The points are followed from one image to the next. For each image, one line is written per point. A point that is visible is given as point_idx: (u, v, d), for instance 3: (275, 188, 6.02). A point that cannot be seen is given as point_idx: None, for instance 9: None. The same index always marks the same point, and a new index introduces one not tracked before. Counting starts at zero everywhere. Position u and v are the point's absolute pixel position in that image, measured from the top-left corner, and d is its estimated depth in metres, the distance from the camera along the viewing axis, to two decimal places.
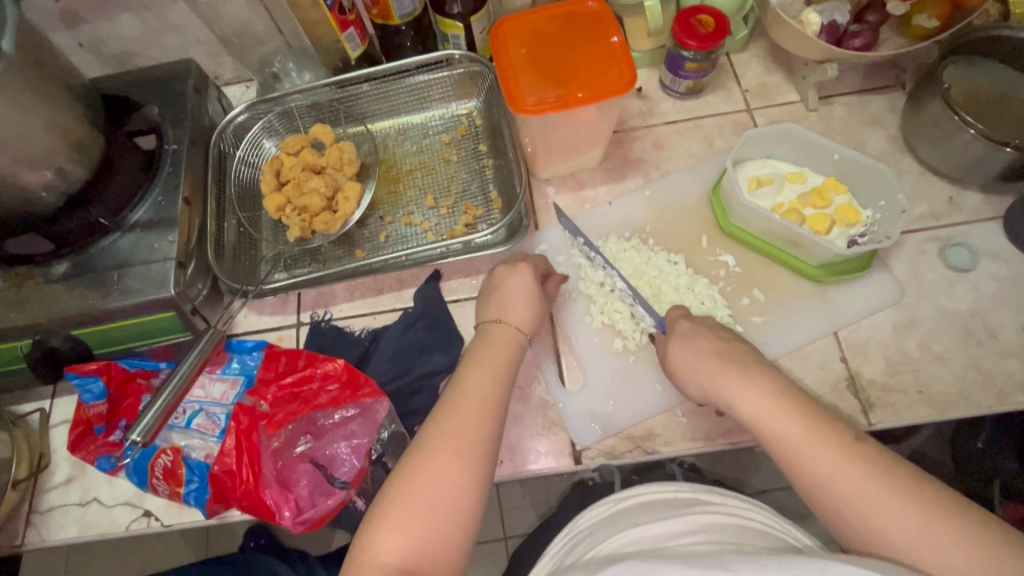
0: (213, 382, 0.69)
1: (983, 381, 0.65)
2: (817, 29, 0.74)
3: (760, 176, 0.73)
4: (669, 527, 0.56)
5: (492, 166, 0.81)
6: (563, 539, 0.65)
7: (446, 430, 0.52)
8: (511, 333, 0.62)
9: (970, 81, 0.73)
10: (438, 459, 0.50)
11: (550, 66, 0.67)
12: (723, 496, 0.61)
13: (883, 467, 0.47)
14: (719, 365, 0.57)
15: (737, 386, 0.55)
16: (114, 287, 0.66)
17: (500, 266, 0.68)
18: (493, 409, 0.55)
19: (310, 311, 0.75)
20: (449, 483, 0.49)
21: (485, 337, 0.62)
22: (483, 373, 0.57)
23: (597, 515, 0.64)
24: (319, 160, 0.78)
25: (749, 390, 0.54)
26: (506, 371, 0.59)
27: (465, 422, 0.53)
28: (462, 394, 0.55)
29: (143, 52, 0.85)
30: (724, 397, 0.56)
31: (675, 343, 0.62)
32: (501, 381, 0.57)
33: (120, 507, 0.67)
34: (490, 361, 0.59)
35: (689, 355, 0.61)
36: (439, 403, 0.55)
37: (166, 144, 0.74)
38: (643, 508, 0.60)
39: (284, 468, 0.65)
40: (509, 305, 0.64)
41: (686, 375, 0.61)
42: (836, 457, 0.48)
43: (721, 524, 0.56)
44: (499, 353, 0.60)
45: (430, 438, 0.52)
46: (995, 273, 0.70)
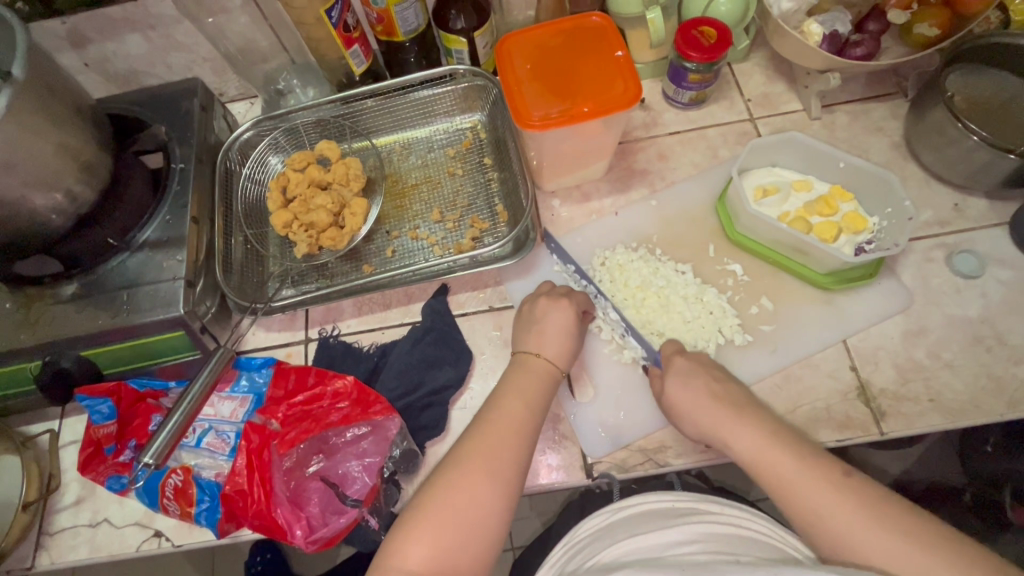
0: (222, 401, 0.70)
1: (994, 387, 0.65)
2: (818, 39, 0.74)
3: (766, 185, 0.73)
4: (666, 537, 0.56)
5: (497, 178, 0.82)
6: (562, 548, 0.65)
7: (481, 449, 0.53)
8: (546, 367, 0.62)
9: (972, 88, 0.73)
10: (472, 476, 0.51)
11: (555, 81, 0.67)
12: (721, 505, 0.61)
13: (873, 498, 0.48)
14: (717, 410, 0.58)
15: (734, 422, 0.57)
16: (124, 306, 0.66)
17: (540, 299, 0.67)
18: (525, 436, 0.55)
19: (318, 327, 0.76)
20: (479, 501, 0.50)
21: (520, 368, 0.62)
22: (517, 399, 0.58)
23: (596, 526, 0.64)
24: (324, 176, 0.78)
25: (745, 430, 0.56)
26: (537, 400, 0.59)
27: (500, 444, 0.54)
28: (497, 416, 0.56)
29: (148, 70, 0.85)
30: (720, 437, 0.57)
31: (672, 381, 0.62)
32: (533, 410, 0.58)
33: (130, 527, 0.67)
34: (523, 390, 0.59)
35: (689, 395, 0.61)
36: (475, 422, 0.56)
37: (173, 163, 0.74)
38: (640, 519, 0.60)
39: (297, 487, 0.64)
40: (547, 339, 0.64)
41: (685, 416, 0.61)
42: (829, 494, 0.49)
43: (718, 534, 0.55)
44: (531, 383, 0.60)
45: (465, 454, 0.53)
46: (1002, 278, 0.70)
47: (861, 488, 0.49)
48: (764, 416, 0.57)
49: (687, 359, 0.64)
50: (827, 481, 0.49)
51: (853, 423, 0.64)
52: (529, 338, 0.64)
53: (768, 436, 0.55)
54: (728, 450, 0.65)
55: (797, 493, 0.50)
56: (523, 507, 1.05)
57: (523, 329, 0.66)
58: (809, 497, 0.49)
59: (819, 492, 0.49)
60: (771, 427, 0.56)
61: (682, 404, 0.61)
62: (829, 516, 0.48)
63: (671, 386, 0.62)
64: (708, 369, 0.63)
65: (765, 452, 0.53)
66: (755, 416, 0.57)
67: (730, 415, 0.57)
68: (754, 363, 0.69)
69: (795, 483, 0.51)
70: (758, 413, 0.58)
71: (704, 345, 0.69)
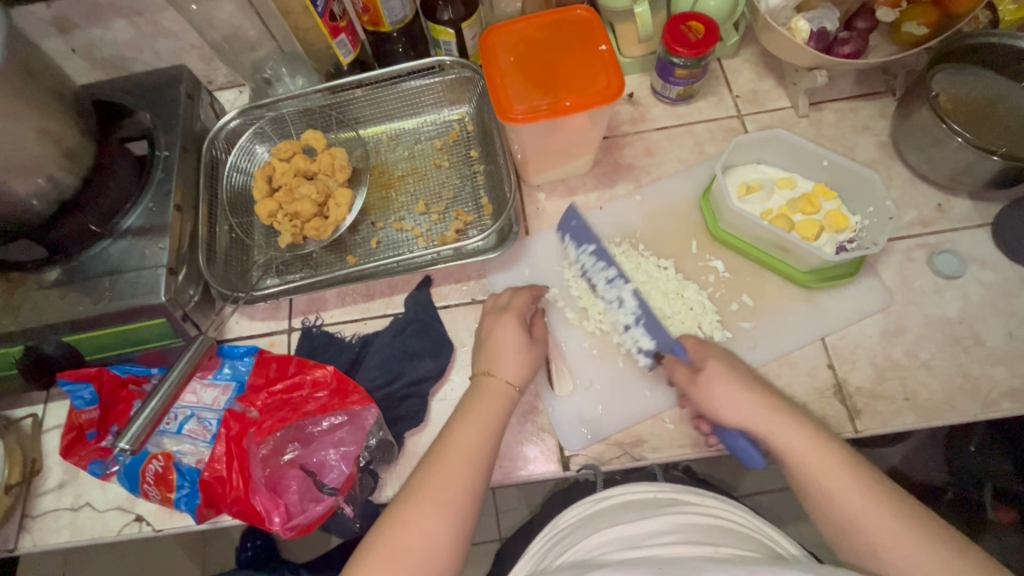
0: (205, 388, 0.71)
1: (969, 388, 0.65)
2: (806, 36, 0.74)
3: (750, 182, 0.73)
4: (647, 527, 0.58)
5: (483, 171, 0.82)
6: (543, 538, 0.66)
7: (430, 483, 0.54)
8: (504, 389, 0.61)
9: (959, 88, 0.72)
10: (420, 512, 0.52)
11: (539, 74, 0.67)
12: (703, 496, 0.63)
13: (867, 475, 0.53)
14: (733, 389, 0.59)
15: (774, 425, 0.57)
16: (106, 293, 0.66)
17: (488, 315, 0.67)
18: (479, 463, 0.56)
19: (301, 316, 0.76)
20: (426, 539, 0.51)
21: (476, 391, 0.61)
22: (471, 427, 0.58)
23: (580, 514, 0.64)
24: (310, 166, 0.79)
25: (791, 430, 0.56)
26: (494, 424, 0.59)
27: (451, 475, 0.54)
28: (450, 449, 0.56)
29: (136, 57, 0.85)
30: (711, 405, 0.59)
31: (712, 374, 0.60)
32: (488, 434, 0.58)
33: (112, 511, 0.68)
34: (479, 414, 0.59)
35: (730, 389, 0.59)
36: (428, 453, 0.57)
37: (157, 151, 0.74)
38: (622, 508, 0.62)
39: (274, 474, 0.65)
40: (500, 358, 0.63)
41: (727, 408, 0.59)
42: (861, 501, 0.52)
43: (697, 525, 0.57)
44: (487, 407, 0.60)
45: (415, 488, 0.54)
46: (982, 279, 0.70)
47: (884, 492, 0.52)
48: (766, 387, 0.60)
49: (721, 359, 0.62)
50: (869, 491, 0.52)
51: (828, 420, 0.65)
52: (482, 357, 0.64)
53: (770, 409, 0.57)
54: (703, 445, 0.65)
55: (838, 498, 0.53)
56: (511, 498, 1.06)
57: (478, 348, 0.65)
58: (852, 502, 0.52)
59: (856, 501, 0.52)
60: (824, 431, 0.56)
61: (718, 401, 0.59)
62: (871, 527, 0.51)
63: (704, 378, 0.60)
64: (744, 372, 0.61)
65: (814, 453, 0.54)
66: (796, 416, 0.57)
67: (768, 417, 0.57)
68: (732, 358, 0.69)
69: (836, 491, 0.53)
70: (797, 414, 0.58)
71: (684, 339, 0.70)
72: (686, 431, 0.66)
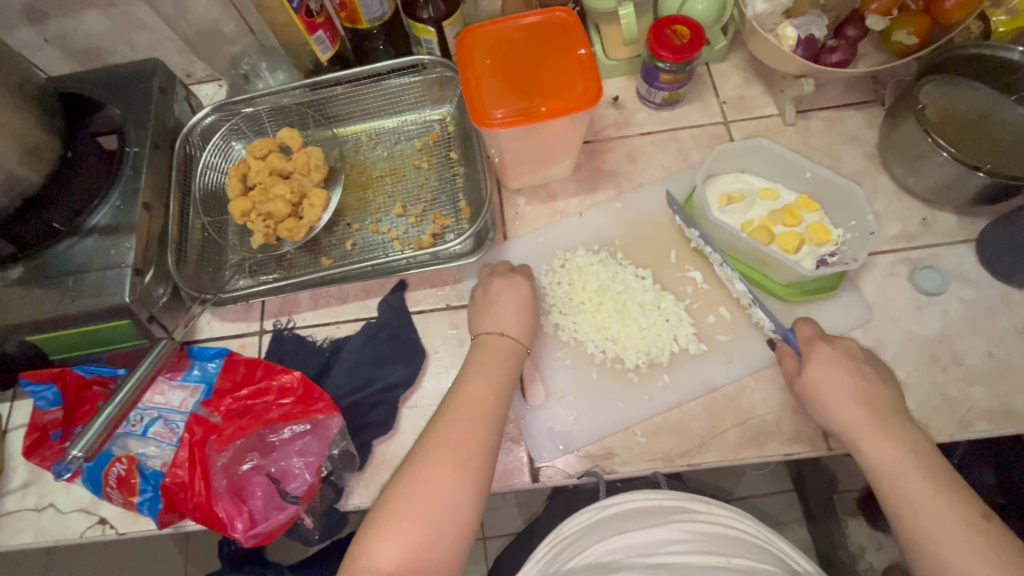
0: (173, 389, 0.70)
1: (946, 408, 0.64)
2: (793, 43, 0.72)
3: (731, 192, 0.72)
4: (658, 535, 0.56)
5: (463, 174, 0.80)
6: (547, 544, 0.63)
7: (445, 440, 0.53)
8: (508, 344, 0.62)
9: (947, 101, 0.71)
10: (436, 468, 0.52)
11: (516, 78, 0.66)
12: (710, 504, 0.62)
13: (961, 504, 0.50)
14: (843, 380, 0.58)
15: (875, 434, 0.55)
16: (70, 292, 0.65)
17: (495, 277, 0.67)
18: (491, 419, 0.56)
19: (273, 318, 0.75)
20: (444, 493, 0.51)
21: (482, 349, 0.62)
22: (479, 382, 0.58)
23: (584, 522, 0.62)
24: (286, 165, 0.77)
25: (886, 441, 0.54)
26: (504, 379, 0.59)
27: (464, 430, 0.54)
28: (463, 407, 0.56)
29: (111, 48, 0.83)
30: (816, 396, 0.59)
31: (811, 364, 0.60)
32: (498, 390, 0.58)
33: (75, 513, 0.67)
34: (487, 370, 0.59)
35: (827, 380, 0.58)
36: (439, 410, 0.57)
37: (127, 147, 0.72)
38: (631, 515, 0.60)
39: (237, 480, 0.64)
40: (506, 315, 0.64)
41: (822, 397, 0.58)
42: (950, 522, 0.49)
43: (705, 534, 0.57)
44: (495, 363, 0.60)
45: (429, 445, 0.53)
46: (963, 296, 0.69)
47: (987, 527, 0.48)
48: (883, 389, 0.58)
49: (832, 349, 0.60)
50: (956, 513, 0.49)
51: (802, 438, 0.64)
52: (485, 316, 0.64)
53: (872, 414, 0.56)
54: (674, 459, 0.64)
55: (921, 517, 0.50)
56: (494, 499, 1.05)
57: (478, 310, 0.66)
58: (931, 517, 0.49)
59: (943, 523, 0.49)
60: (917, 445, 0.54)
61: (826, 398, 0.58)
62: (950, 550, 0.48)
63: (814, 372, 0.59)
64: (857, 364, 0.59)
65: (905, 465, 0.52)
66: (901, 429, 0.55)
67: (874, 426, 0.55)
68: (707, 372, 0.68)
69: (923, 506, 0.50)
70: (904, 427, 0.55)
71: (660, 351, 0.69)
72: (658, 444, 0.65)
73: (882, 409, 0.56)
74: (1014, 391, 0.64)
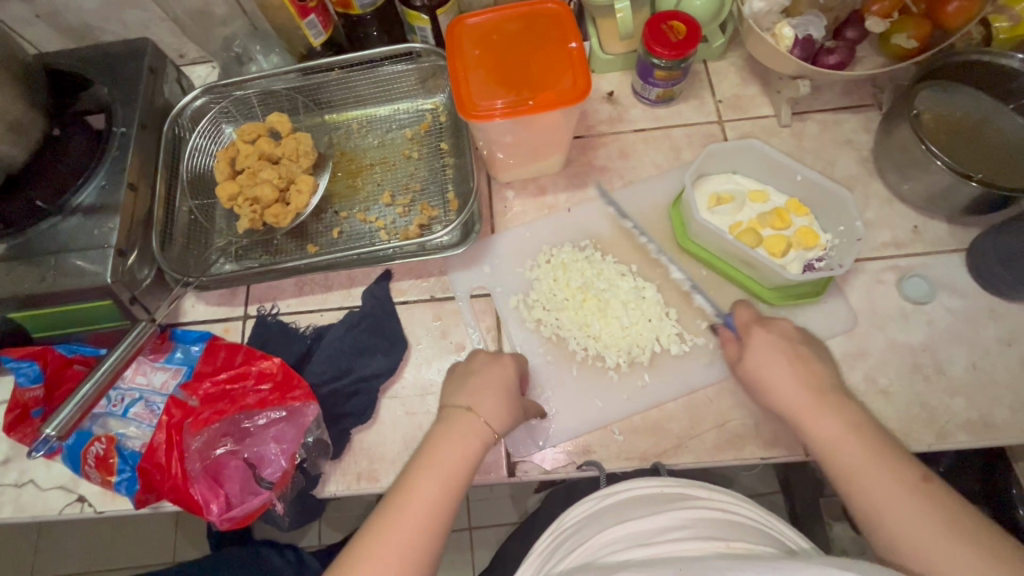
0: (155, 371, 0.70)
1: (926, 418, 0.64)
2: (789, 44, 0.71)
3: (721, 193, 0.71)
4: (657, 522, 0.52)
5: (453, 165, 0.80)
6: (549, 536, 0.61)
7: (377, 554, 0.48)
8: (472, 425, 0.57)
9: (943, 107, 0.70)
10: None
11: (505, 70, 0.65)
12: (709, 490, 0.58)
13: (901, 466, 0.49)
14: (783, 362, 0.58)
15: (815, 411, 0.55)
16: (52, 271, 0.65)
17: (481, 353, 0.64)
18: (434, 532, 0.51)
19: (257, 304, 0.75)
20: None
21: (446, 430, 0.56)
22: (431, 484, 0.52)
23: (584, 512, 0.59)
24: (275, 150, 0.76)
25: (829, 417, 0.54)
26: (460, 480, 0.54)
27: (402, 545, 0.49)
28: (407, 508, 0.51)
29: (103, 26, 0.83)
30: (760, 381, 0.59)
31: (750, 352, 0.60)
32: (449, 498, 0.53)
33: (54, 490, 0.67)
34: (444, 467, 0.54)
35: (768, 363, 0.59)
36: (380, 509, 0.51)
37: (115, 126, 0.72)
38: (630, 504, 0.56)
39: (214, 464, 0.65)
40: (482, 396, 0.59)
41: (764, 380, 0.58)
42: (891, 486, 0.48)
43: (709, 519, 0.52)
44: (455, 458, 0.54)
45: (358, 559, 0.48)
46: (950, 306, 0.69)
47: (932, 491, 0.48)
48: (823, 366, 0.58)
49: (768, 330, 0.61)
50: (899, 482, 0.48)
51: (779, 442, 0.64)
52: (462, 392, 0.59)
53: (809, 391, 0.56)
54: (650, 458, 0.64)
55: (865, 491, 0.49)
56: (482, 490, 1.06)
57: (454, 383, 0.61)
58: (875, 488, 0.49)
59: (888, 495, 0.48)
60: (857, 420, 0.53)
61: (764, 377, 0.59)
62: (894, 522, 0.47)
63: (754, 359, 0.60)
64: (791, 345, 0.60)
65: (846, 439, 0.52)
66: (841, 404, 0.55)
67: (814, 403, 0.55)
68: (688, 373, 0.68)
69: (864, 479, 0.50)
70: (844, 402, 0.55)
71: (641, 350, 0.69)
72: (635, 443, 0.65)
73: (815, 382, 0.56)
74: (995, 403, 0.64)
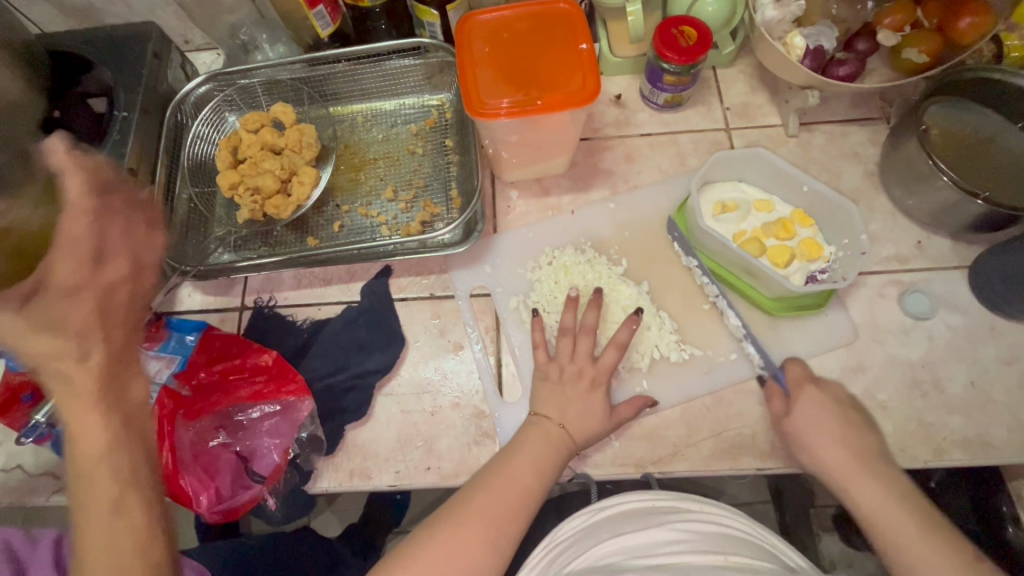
0: (149, 359, 0.69)
1: (922, 434, 0.64)
2: (799, 54, 0.71)
3: (726, 201, 0.71)
4: (651, 535, 0.53)
5: (457, 162, 0.79)
6: (542, 551, 0.58)
7: (478, 511, 0.53)
8: (553, 431, 0.59)
9: (951, 124, 0.70)
10: (465, 537, 0.51)
11: (513, 69, 0.64)
12: (699, 502, 0.59)
13: (935, 524, 0.51)
14: (830, 423, 0.58)
15: (859, 475, 0.55)
16: None
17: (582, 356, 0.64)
18: (525, 509, 0.54)
19: (254, 295, 0.74)
20: (469, 564, 0.50)
21: (537, 429, 0.60)
22: (525, 468, 0.56)
23: (578, 528, 0.58)
24: (278, 140, 0.75)
25: (869, 481, 0.55)
26: (549, 473, 0.57)
27: (501, 510, 0.53)
28: (503, 481, 0.55)
29: (107, 8, 0.81)
30: (805, 443, 0.58)
31: (798, 408, 0.59)
32: (540, 483, 0.56)
33: (43, 477, 0.66)
34: (537, 459, 0.57)
35: (813, 423, 0.58)
36: (481, 476, 0.56)
37: (116, 110, 0.71)
38: (622, 518, 0.57)
39: (207, 456, 0.65)
40: (572, 405, 0.61)
41: (806, 442, 0.58)
42: (914, 532, 0.51)
43: (704, 533, 0.54)
44: (545, 453, 0.58)
45: (465, 514, 0.53)
46: (951, 323, 0.69)
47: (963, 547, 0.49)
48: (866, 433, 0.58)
49: (820, 391, 0.60)
50: (923, 529, 0.51)
51: (775, 453, 0.63)
52: (549, 394, 0.62)
53: (852, 450, 0.56)
54: (645, 465, 0.64)
55: (894, 527, 0.52)
56: None
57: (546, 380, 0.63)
58: (903, 532, 0.51)
59: (910, 538, 0.50)
60: (899, 484, 0.54)
61: (811, 437, 0.58)
62: (917, 554, 0.50)
63: (800, 416, 0.59)
64: (843, 407, 0.60)
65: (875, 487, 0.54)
66: (884, 470, 0.55)
67: (857, 468, 0.55)
68: (685, 381, 0.67)
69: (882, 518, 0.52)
70: (885, 467, 0.56)
71: (640, 355, 0.68)
72: (630, 450, 0.64)
73: (854, 439, 0.57)
74: (992, 422, 0.64)
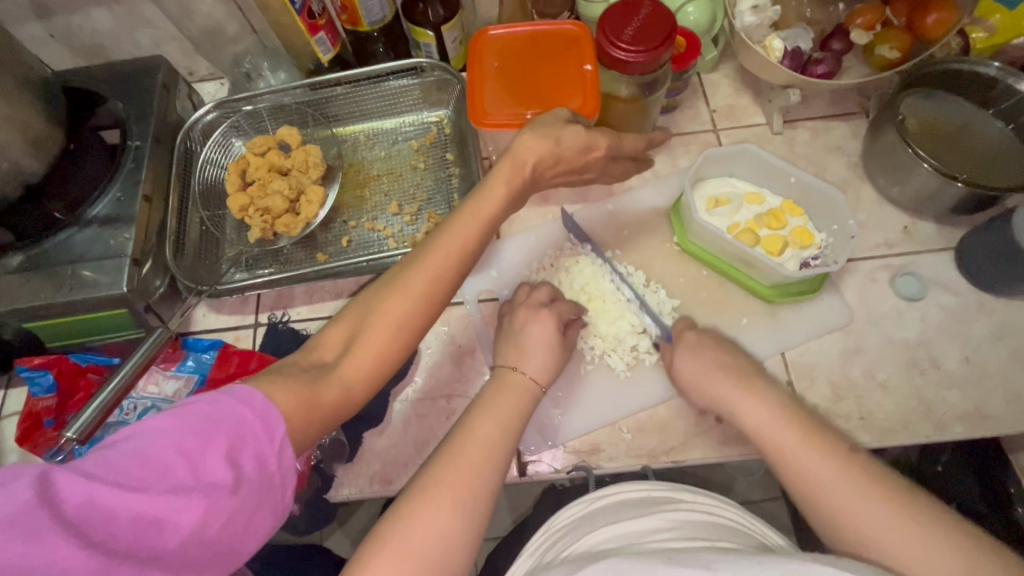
0: (167, 379, 0.71)
1: (924, 410, 0.66)
2: (780, 55, 0.75)
3: (718, 195, 0.74)
4: (645, 524, 0.54)
5: (458, 174, 0.82)
6: (539, 536, 0.63)
7: (449, 477, 0.50)
8: (522, 382, 0.60)
9: (927, 113, 0.74)
10: (437, 505, 0.49)
11: (510, 82, 0.68)
12: (694, 493, 0.60)
13: (884, 485, 0.49)
14: (727, 380, 0.60)
15: (746, 397, 0.58)
16: (68, 281, 0.66)
17: (522, 308, 0.67)
18: (501, 461, 0.53)
19: (268, 312, 0.76)
20: (447, 528, 0.48)
21: (504, 385, 0.60)
22: (495, 425, 0.55)
23: (574, 515, 0.61)
24: (285, 162, 0.78)
25: (759, 403, 0.57)
26: (518, 423, 0.57)
27: (472, 471, 0.51)
28: (469, 441, 0.54)
29: (116, 45, 0.85)
30: (720, 397, 0.60)
31: (683, 356, 0.65)
32: (513, 434, 0.55)
33: None
34: (504, 412, 0.57)
35: (699, 366, 0.63)
36: (446, 442, 0.54)
37: (129, 141, 0.74)
38: (617, 507, 0.58)
39: None
40: (529, 356, 0.62)
41: (698, 389, 0.63)
42: (840, 476, 0.50)
43: (695, 521, 0.54)
44: (508, 404, 0.57)
45: (431, 481, 0.50)
46: (942, 302, 0.71)
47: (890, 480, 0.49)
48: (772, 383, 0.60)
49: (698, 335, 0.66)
50: (842, 467, 0.51)
51: None
52: (509, 351, 0.64)
53: (775, 412, 0.56)
54: (659, 455, 0.65)
55: (810, 460, 0.52)
56: None
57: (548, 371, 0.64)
58: (829, 486, 0.50)
59: (836, 477, 0.50)
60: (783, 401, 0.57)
61: (697, 379, 0.63)
62: (836, 490, 0.50)
63: (685, 362, 0.64)
64: (721, 349, 0.64)
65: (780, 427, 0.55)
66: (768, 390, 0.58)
67: (742, 395, 0.59)
68: None
69: (803, 478, 0.52)
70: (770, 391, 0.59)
71: (646, 349, 0.71)
72: (642, 441, 0.66)
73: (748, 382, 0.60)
74: (989, 395, 0.66)
